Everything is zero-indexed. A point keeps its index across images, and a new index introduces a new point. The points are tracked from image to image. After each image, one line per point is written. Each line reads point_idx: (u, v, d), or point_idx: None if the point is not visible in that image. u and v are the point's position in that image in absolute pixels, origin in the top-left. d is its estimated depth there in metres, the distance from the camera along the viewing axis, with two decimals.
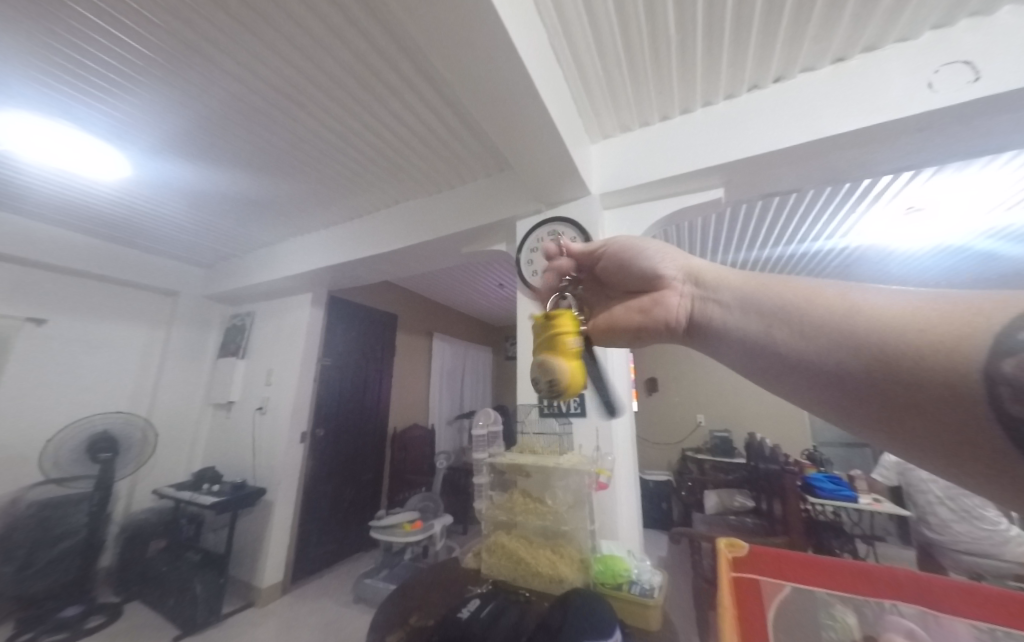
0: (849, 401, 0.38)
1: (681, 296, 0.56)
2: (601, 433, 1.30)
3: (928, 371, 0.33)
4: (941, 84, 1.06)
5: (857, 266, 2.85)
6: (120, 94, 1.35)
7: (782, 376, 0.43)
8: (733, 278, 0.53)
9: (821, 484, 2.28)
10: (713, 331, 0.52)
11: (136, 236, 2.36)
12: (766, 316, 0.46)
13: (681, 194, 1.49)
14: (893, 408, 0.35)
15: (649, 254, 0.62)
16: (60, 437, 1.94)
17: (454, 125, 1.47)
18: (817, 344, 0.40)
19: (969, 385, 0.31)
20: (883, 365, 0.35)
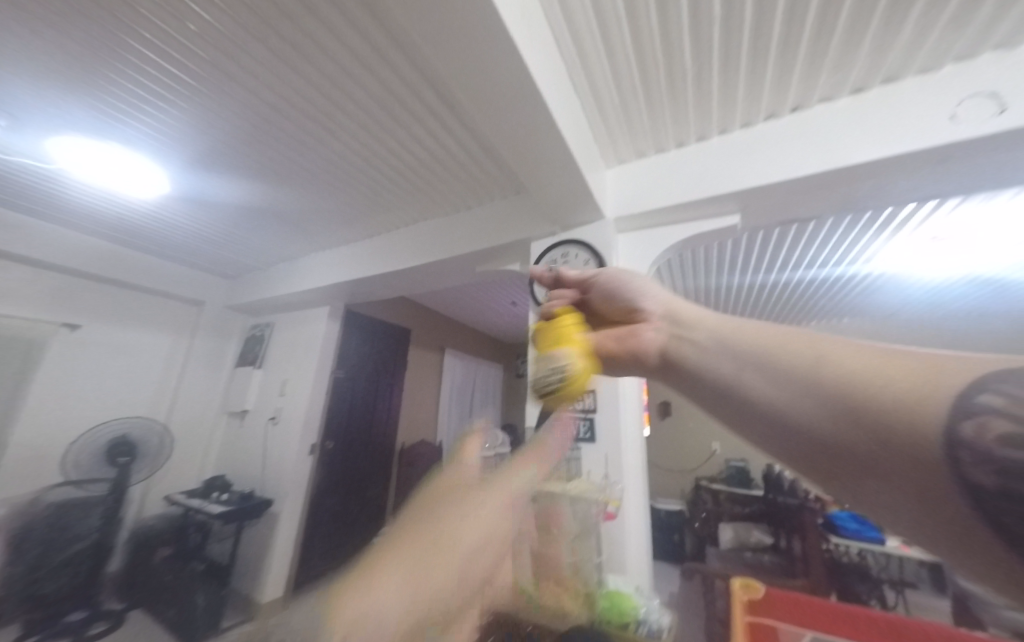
0: (818, 454, 0.38)
1: (655, 331, 0.62)
2: (610, 461, 1.27)
3: (893, 427, 0.32)
4: (965, 115, 1.05)
5: (879, 294, 2.78)
6: (163, 118, 1.45)
7: (757, 424, 0.44)
8: (713, 322, 0.56)
9: (845, 523, 2.15)
10: (686, 369, 0.55)
11: (169, 248, 2.48)
12: (745, 363, 0.47)
13: (697, 220, 1.49)
14: (859, 464, 0.34)
15: (632, 288, 0.72)
16: (82, 439, 1.99)
17: (473, 150, 1.52)
18: (793, 396, 0.40)
19: (929, 446, 0.30)
20: (848, 419, 0.35)
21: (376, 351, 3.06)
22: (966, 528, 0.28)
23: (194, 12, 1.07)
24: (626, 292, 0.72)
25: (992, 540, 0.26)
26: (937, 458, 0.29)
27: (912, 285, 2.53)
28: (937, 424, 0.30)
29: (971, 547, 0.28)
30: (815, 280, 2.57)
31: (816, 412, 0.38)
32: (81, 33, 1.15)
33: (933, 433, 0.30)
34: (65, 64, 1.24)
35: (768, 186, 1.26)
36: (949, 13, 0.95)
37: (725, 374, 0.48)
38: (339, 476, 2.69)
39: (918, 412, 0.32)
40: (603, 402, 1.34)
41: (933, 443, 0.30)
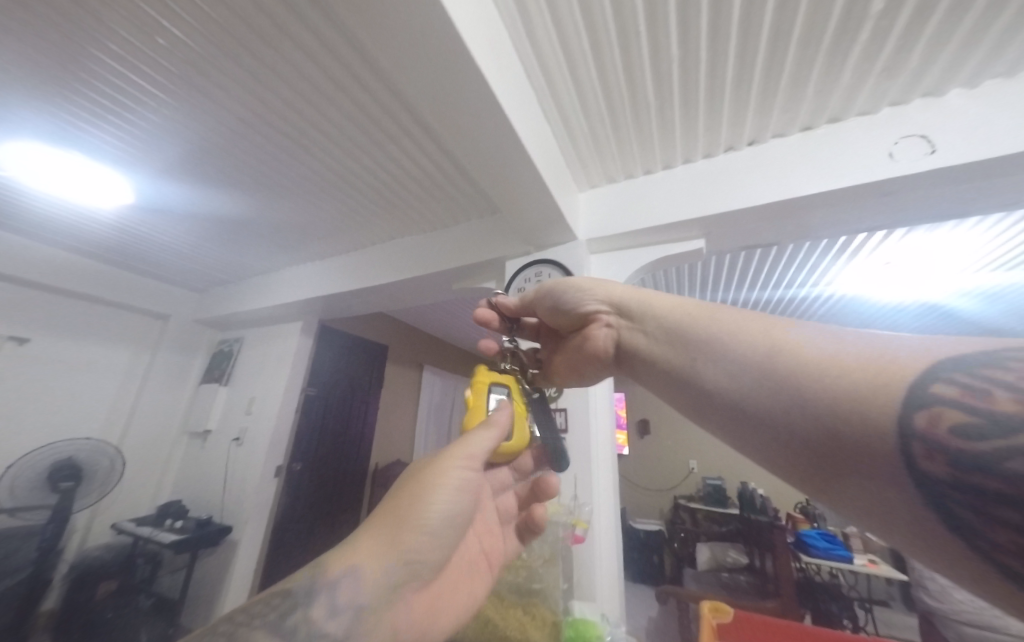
0: (779, 445, 0.39)
1: (607, 327, 0.65)
2: (579, 481, 1.26)
3: (846, 417, 0.34)
4: (900, 154, 1.13)
5: (841, 316, 2.91)
6: (132, 128, 1.43)
7: (720, 417, 0.45)
8: (659, 307, 0.58)
9: (815, 541, 2.18)
10: (638, 360, 0.58)
11: (134, 259, 2.39)
12: (702, 353, 0.48)
13: (665, 244, 1.55)
14: (817, 456, 0.35)
15: (577, 287, 0.70)
16: (20, 464, 1.85)
17: (448, 170, 1.54)
18: (752, 386, 0.42)
19: (882, 436, 0.32)
20: (803, 410, 0.37)
21: (350, 368, 2.99)
22: (915, 511, 0.31)
23: (164, 26, 1.07)
24: (565, 299, 0.71)
25: (943, 524, 0.29)
26: (890, 448, 0.31)
27: (870, 307, 2.66)
28: (889, 415, 0.32)
29: (917, 528, 0.31)
30: (782, 300, 2.67)
31: (774, 404, 0.39)
32: (44, 42, 1.13)
33: (886, 423, 0.32)
34: (29, 72, 1.22)
35: (729, 212, 1.32)
36: (881, 62, 1.04)
37: (689, 370, 0.49)
38: (306, 500, 2.56)
39: (871, 401, 0.33)
40: (574, 421, 1.34)
41: (885, 433, 0.31)
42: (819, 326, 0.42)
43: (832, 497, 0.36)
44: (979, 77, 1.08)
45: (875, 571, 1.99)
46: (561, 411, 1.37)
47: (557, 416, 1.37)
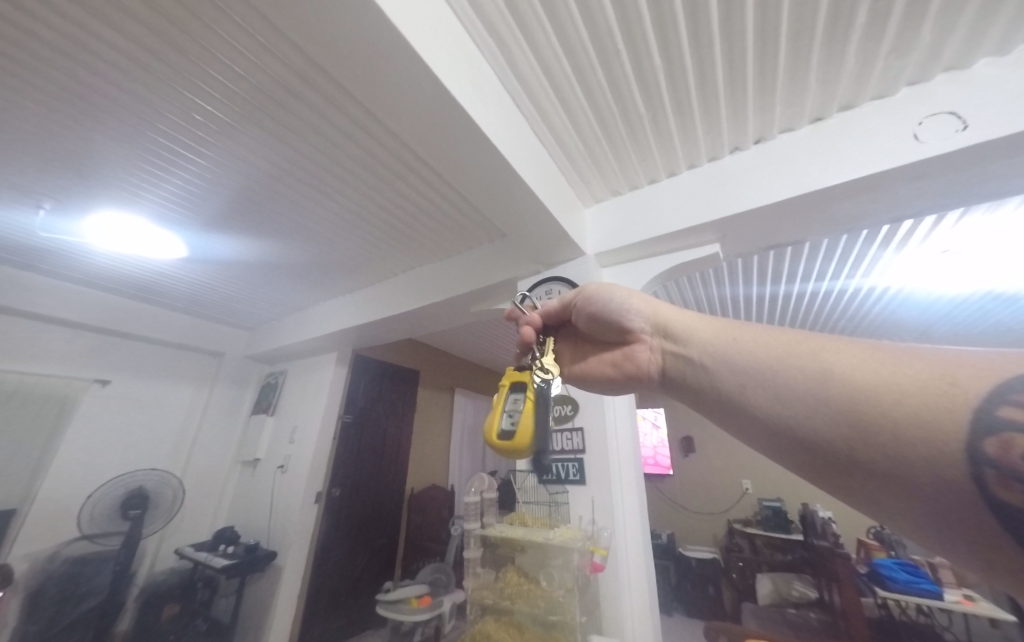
0: (831, 466, 0.40)
1: (650, 350, 0.65)
2: (597, 504, 1.20)
3: (911, 441, 0.35)
4: (927, 134, 1.04)
5: (902, 313, 2.63)
6: (185, 190, 1.64)
7: (774, 440, 0.45)
8: (705, 336, 0.58)
9: (893, 574, 1.88)
10: (687, 385, 0.58)
11: (194, 304, 2.68)
12: (742, 375, 0.50)
13: (678, 251, 1.50)
14: (880, 477, 0.36)
15: (619, 305, 0.69)
16: (98, 493, 2.07)
17: (455, 200, 1.61)
18: (799, 408, 0.43)
19: (950, 459, 0.33)
20: (864, 434, 0.38)
21: (383, 394, 3.09)
22: (987, 532, 0.32)
23: (202, 104, 1.24)
24: (612, 313, 0.69)
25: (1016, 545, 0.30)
26: (962, 470, 0.32)
27: (937, 301, 2.39)
28: (958, 438, 0.33)
29: (988, 547, 0.32)
30: (829, 298, 2.46)
31: (831, 428, 0.40)
32: (112, 129, 1.35)
33: (956, 447, 0.33)
34: (102, 155, 1.45)
35: (743, 212, 1.26)
36: (888, 42, 0.98)
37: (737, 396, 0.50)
38: (345, 525, 2.63)
39: (935, 426, 0.34)
40: (591, 440, 1.28)
41: (956, 456, 0.33)
42: (865, 345, 0.43)
43: (892, 517, 0.37)
44: (1010, 42, 0.98)
45: (972, 609, 1.66)
46: (576, 430, 1.32)
47: (572, 435, 1.32)
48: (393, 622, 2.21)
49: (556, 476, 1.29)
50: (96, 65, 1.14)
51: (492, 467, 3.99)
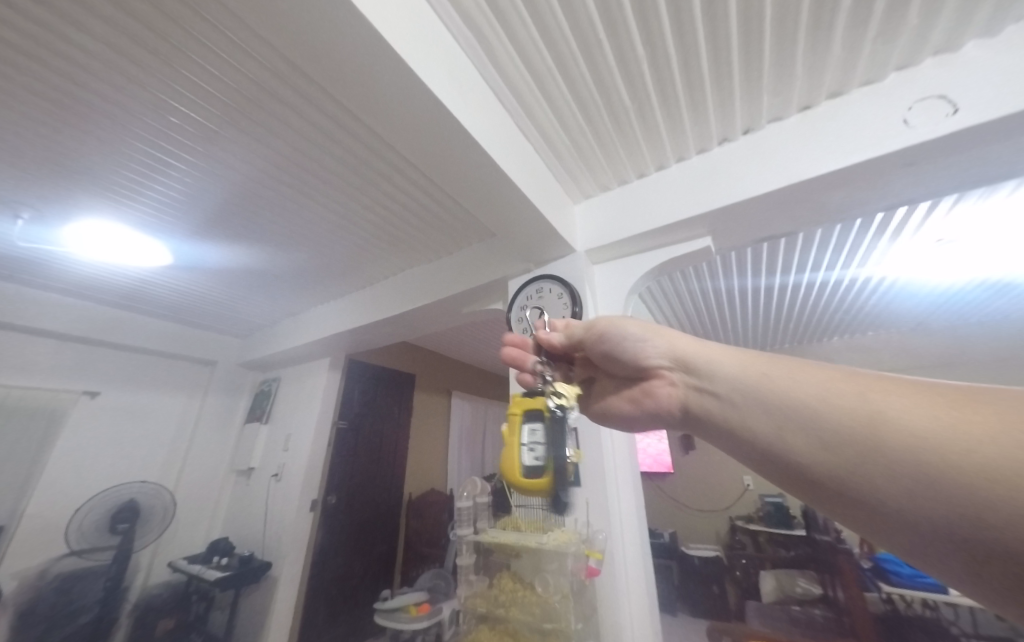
0: (870, 510, 0.40)
1: (671, 385, 0.63)
2: (592, 506, 1.16)
3: (955, 492, 0.35)
4: (917, 120, 1.02)
5: (901, 304, 2.61)
6: (169, 199, 1.62)
7: (825, 491, 0.44)
8: (732, 374, 0.56)
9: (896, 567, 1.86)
10: (713, 426, 0.56)
11: (184, 313, 2.65)
12: (781, 418, 0.48)
13: (669, 245, 1.47)
14: (919, 521, 0.37)
15: (634, 342, 0.66)
16: (87, 507, 2.03)
17: (443, 200, 1.58)
18: (851, 458, 0.42)
19: (1001, 512, 0.33)
20: (910, 481, 0.38)
21: (379, 399, 3.06)
22: None
23: (180, 108, 1.22)
24: (626, 350, 0.66)
25: None
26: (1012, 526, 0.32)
27: (933, 291, 2.38)
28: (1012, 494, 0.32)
29: None
30: (824, 291, 2.45)
31: (873, 472, 0.40)
32: (89, 136, 1.32)
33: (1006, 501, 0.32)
34: (82, 164, 1.43)
35: (734, 204, 1.24)
36: (874, 26, 0.96)
37: (770, 433, 0.49)
38: (342, 533, 2.59)
39: (987, 477, 0.34)
40: (584, 440, 1.25)
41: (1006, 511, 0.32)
42: (911, 388, 0.42)
43: (925, 559, 0.38)
44: (998, 23, 0.96)
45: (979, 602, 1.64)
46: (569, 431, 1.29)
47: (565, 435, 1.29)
48: (392, 631, 2.17)
49: None
50: (68, 70, 1.11)
51: (491, 470, 3.96)
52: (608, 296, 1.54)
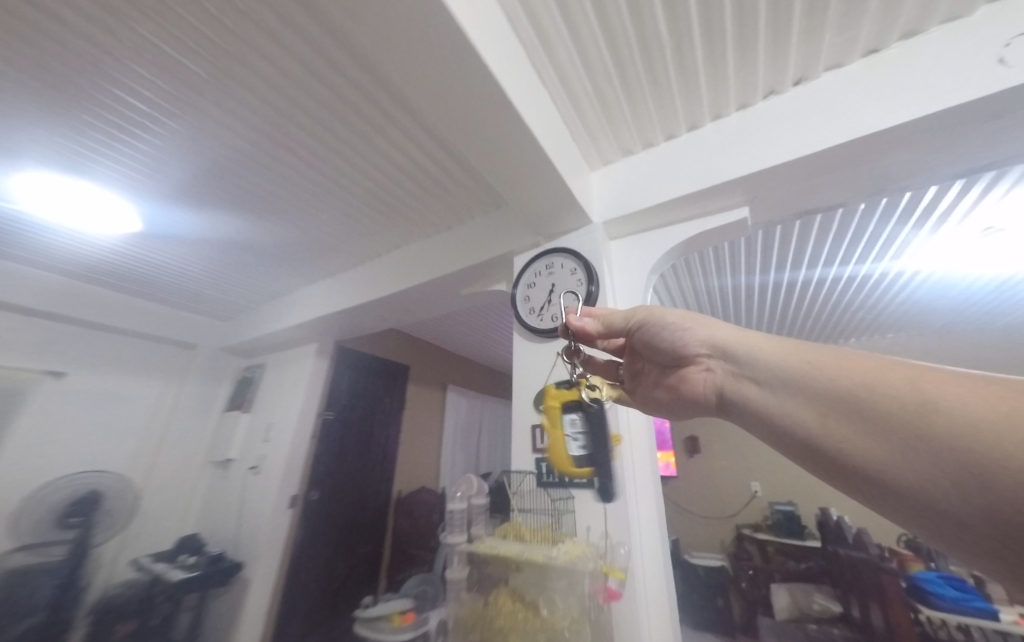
0: (894, 491, 0.41)
1: (707, 370, 0.62)
2: (610, 513, 0.99)
3: (996, 481, 0.34)
4: (1017, 58, 0.85)
5: (934, 302, 2.45)
6: (140, 156, 1.45)
7: (854, 475, 0.44)
8: (772, 361, 0.55)
9: (939, 589, 1.66)
10: (747, 411, 0.56)
11: (163, 291, 2.46)
12: (820, 403, 0.48)
13: (700, 217, 1.30)
14: (938, 502, 0.38)
15: (674, 328, 0.66)
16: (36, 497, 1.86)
17: (443, 161, 1.40)
18: (887, 445, 0.41)
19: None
20: (938, 466, 0.38)
21: (369, 390, 2.88)
22: None
23: (137, 32, 1.03)
24: (664, 337, 0.67)
25: None
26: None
27: (965, 290, 2.26)
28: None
29: None
30: (850, 288, 2.32)
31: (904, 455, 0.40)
32: (34, 67, 1.13)
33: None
34: (33, 105, 1.24)
35: (780, 166, 1.07)
36: None
37: (803, 413, 0.49)
38: (324, 533, 2.40)
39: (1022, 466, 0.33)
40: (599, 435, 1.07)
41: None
42: (973, 379, 0.40)
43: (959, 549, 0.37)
44: None
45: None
46: None
47: None
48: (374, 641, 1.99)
49: (557, 478, 1.08)
50: None
51: (486, 469, 3.77)
52: (628, 274, 1.36)
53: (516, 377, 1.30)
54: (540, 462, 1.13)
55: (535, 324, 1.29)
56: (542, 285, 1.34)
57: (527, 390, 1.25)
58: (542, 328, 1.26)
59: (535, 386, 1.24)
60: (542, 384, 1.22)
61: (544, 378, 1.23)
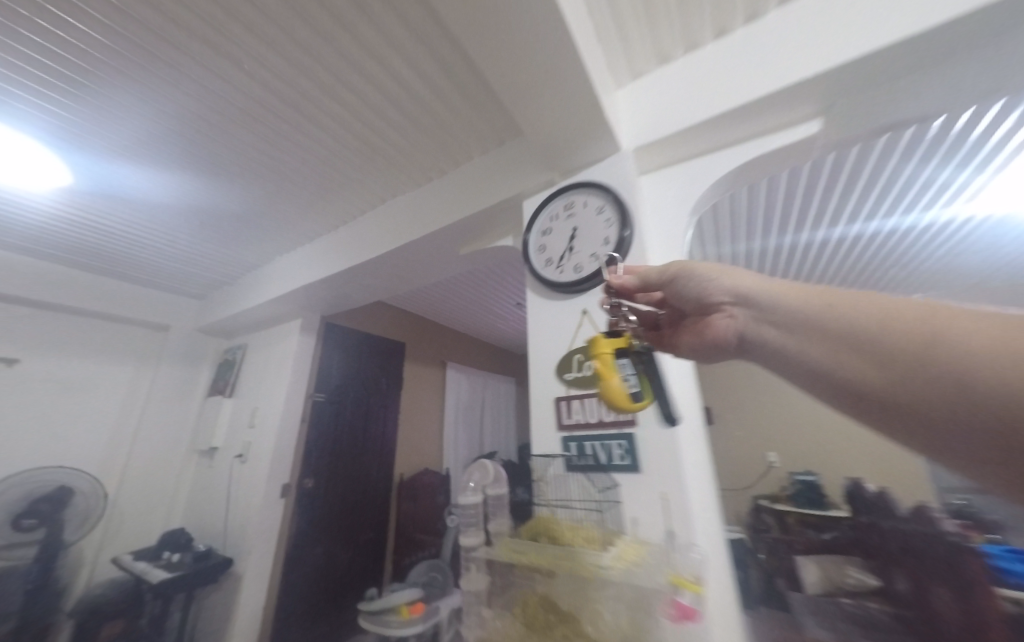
0: (908, 418, 0.37)
1: (728, 317, 0.52)
2: (670, 506, 0.77)
3: (991, 404, 0.32)
4: None
5: (978, 254, 2.23)
6: (54, 78, 1.17)
7: (861, 405, 0.41)
8: (795, 302, 0.47)
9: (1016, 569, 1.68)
10: (772, 358, 0.48)
11: (123, 266, 2.20)
12: (830, 338, 0.43)
13: (758, 138, 1.04)
14: (946, 430, 0.35)
15: (698, 276, 0.55)
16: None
17: (434, 76, 1.13)
18: (895, 376, 0.38)
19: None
20: (945, 397, 0.34)
21: (363, 370, 2.66)
22: None
23: None
24: (687, 289, 0.56)
25: None
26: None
27: (1013, 238, 2.05)
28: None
29: None
30: (888, 245, 2.09)
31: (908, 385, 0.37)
32: None
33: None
34: None
35: (880, 51, 0.81)
36: None
37: (806, 350, 0.44)
38: (321, 521, 2.23)
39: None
40: (643, 407, 0.86)
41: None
42: (984, 308, 0.36)
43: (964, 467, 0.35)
44: None
45: None
46: None
47: None
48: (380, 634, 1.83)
49: (592, 461, 0.88)
50: None
51: (490, 448, 3.63)
52: (664, 212, 1.10)
53: (531, 342, 1.07)
54: (568, 442, 0.92)
55: (554, 277, 1.05)
56: (560, 230, 1.10)
57: (546, 357, 1.03)
58: (563, 280, 1.03)
59: (556, 351, 1.02)
60: (565, 348, 1.00)
61: (568, 341, 1.01)
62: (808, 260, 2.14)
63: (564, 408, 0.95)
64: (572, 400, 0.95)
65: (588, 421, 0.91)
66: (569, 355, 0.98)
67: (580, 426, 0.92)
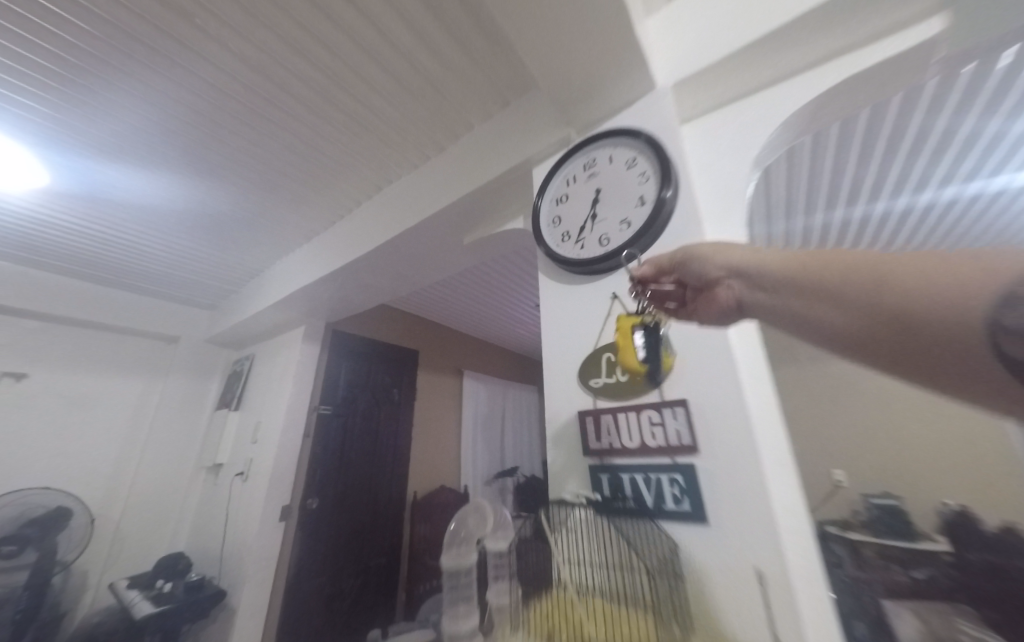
0: (883, 360, 0.33)
1: (728, 291, 0.46)
2: (765, 586, 0.49)
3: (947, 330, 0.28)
4: None
5: None
6: (6, 63, 1.06)
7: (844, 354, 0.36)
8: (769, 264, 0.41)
9: None
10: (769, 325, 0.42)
11: (129, 276, 2.15)
12: (796, 294, 0.38)
13: (849, 53, 0.76)
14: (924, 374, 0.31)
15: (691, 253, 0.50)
16: None
17: (420, 22, 0.93)
18: (852, 319, 0.33)
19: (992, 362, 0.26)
20: (899, 331, 0.30)
21: (372, 380, 2.49)
22: None
23: None
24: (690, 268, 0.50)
25: None
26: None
27: None
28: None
29: None
30: (984, 219, 1.71)
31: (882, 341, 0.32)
32: None
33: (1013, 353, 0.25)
34: None
35: None
36: None
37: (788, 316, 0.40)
38: (325, 546, 2.04)
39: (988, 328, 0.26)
40: (707, 427, 0.59)
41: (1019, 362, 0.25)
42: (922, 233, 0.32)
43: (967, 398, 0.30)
44: None
45: None
46: (671, 408, 0.63)
47: (663, 418, 0.63)
48: None
49: (632, 503, 0.62)
50: None
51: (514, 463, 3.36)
52: (717, 163, 0.82)
53: (547, 340, 0.83)
54: (598, 473, 0.66)
55: (573, 254, 0.82)
56: (579, 195, 0.85)
57: (565, 358, 0.78)
58: (585, 258, 0.79)
59: (578, 350, 0.77)
60: (590, 345, 0.75)
61: (594, 337, 0.76)
62: (881, 240, 1.79)
63: (592, 427, 0.70)
64: (602, 416, 0.69)
65: (626, 446, 0.65)
66: (596, 354, 0.73)
67: (615, 452, 0.66)
